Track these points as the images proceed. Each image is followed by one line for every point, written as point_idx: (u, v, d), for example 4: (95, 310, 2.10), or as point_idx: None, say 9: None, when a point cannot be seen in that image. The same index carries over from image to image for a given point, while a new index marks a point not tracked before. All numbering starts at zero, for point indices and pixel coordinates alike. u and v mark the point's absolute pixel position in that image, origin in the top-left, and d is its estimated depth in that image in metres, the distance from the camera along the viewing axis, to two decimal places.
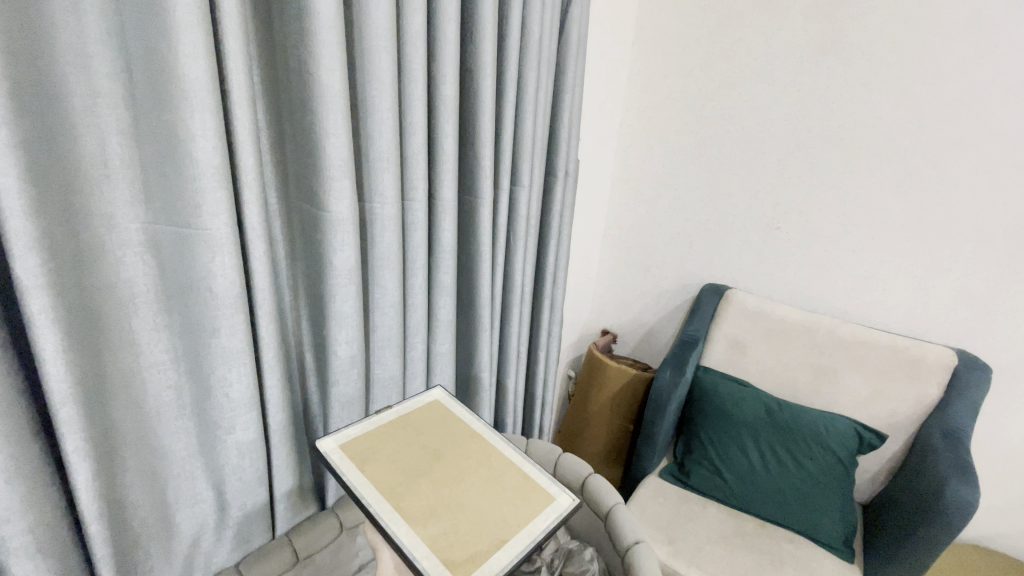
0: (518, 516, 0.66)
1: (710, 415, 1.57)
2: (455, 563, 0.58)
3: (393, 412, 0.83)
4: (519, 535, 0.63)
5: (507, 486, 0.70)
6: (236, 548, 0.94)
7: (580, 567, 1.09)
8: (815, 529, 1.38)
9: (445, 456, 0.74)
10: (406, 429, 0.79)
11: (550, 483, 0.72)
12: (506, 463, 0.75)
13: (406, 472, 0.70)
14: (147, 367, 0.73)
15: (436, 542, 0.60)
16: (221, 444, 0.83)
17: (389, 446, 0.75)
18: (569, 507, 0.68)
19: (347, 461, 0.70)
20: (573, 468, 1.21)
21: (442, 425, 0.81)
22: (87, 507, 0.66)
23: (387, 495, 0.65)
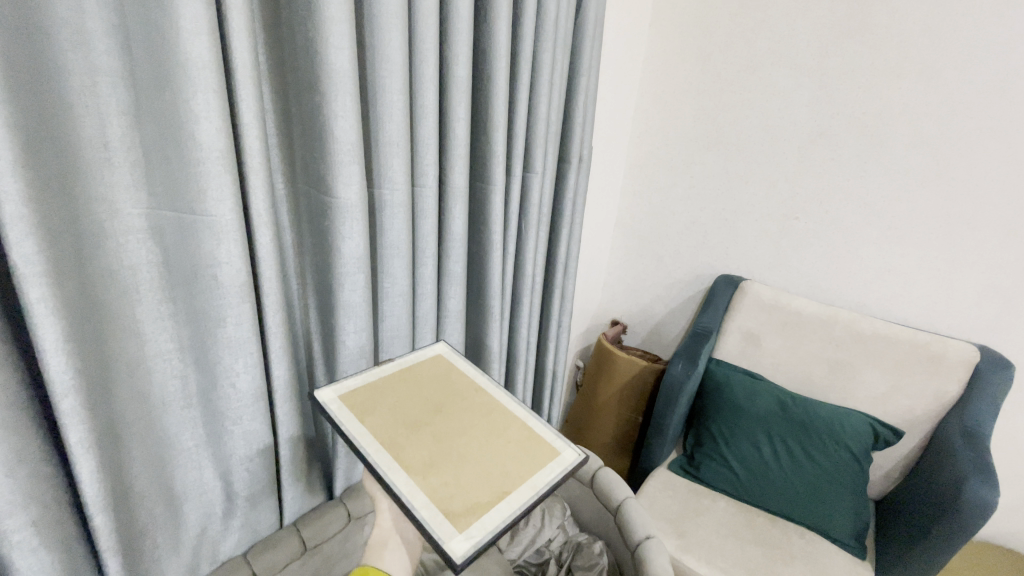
0: (524, 469, 0.63)
1: (722, 409, 1.55)
2: (455, 514, 0.55)
3: (396, 364, 0.80)
4: (524, 488, 0.60)
5: (511, 440, 0.68)
6: (244, 538, 0.94)
7: (589, 561, 1.09)
8: (827, 524, 1.37)
9: (447, 407, 0.72)
10: (408, 382, 0.77)
11: (558, 439, 0.69)
12: (511, 416, 0.72)
13: (406, 423, 0.68)
14: (152, 355, 0.71)
15: (435, 492, 0.58)
16: (228, 435, 0.81)
17: (388, 398, 0.72)
18: (577, 461, 0.65)
19: (345, 412, 0.68)
20: (583, 460, 1.19)
21: (445, 378, 0.79)
22: (91, 501, 0.64)
23: (386, 445, 0.63)
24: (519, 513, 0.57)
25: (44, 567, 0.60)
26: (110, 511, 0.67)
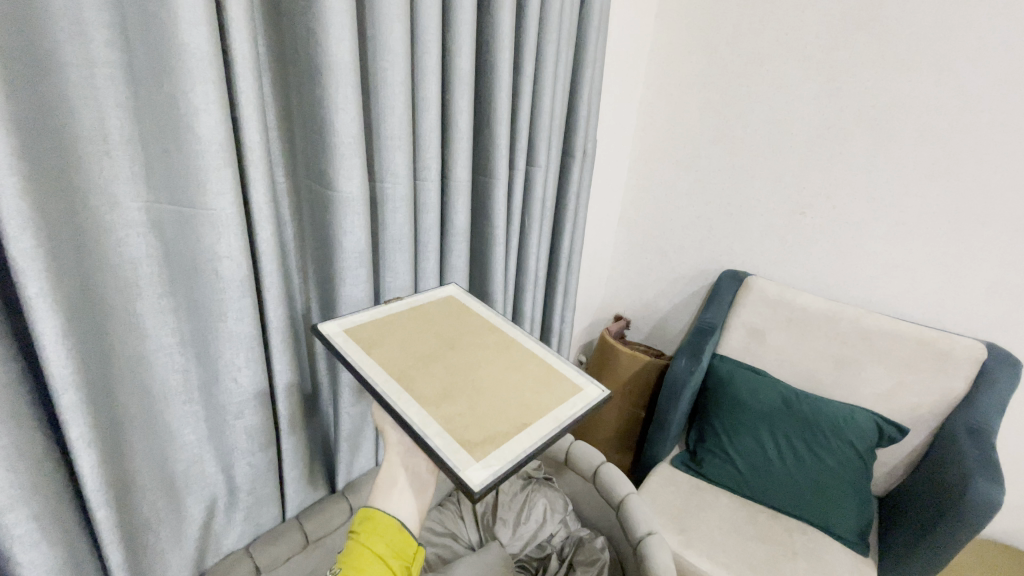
0: (540, 402, 0.63)
1: (725, 405, 1.54)
2: (470, 443, 0.55)
3: (406, 303, 0.81)
4: (540, 419, 0.60)
5: (529, 375, 0.68)
6: (246, 532, 0.94)
7: (591, 556, 1.09)
8: (829, 521, 1.37)
9: (458, 344, 0.72)
10: (419, 319, 0.77)
11: (574, 375, 0.69)
12: (525, 351, 0.73)
13: (417, 357, 0.68)
14: (154, 348, 0.71)
15: (449, 421, 0.57)
16: (229, 430, 0.81)
17: (398, 333, 0.72)
18: (598, 396, 0.65)
19: (352, 344, 0.68)
20: (585, 456, 1.20)
21: (457, 317, 0.79)
22: (92, 495, 0.64)
23: (396, 376, 0.63)
24: (536, 441, 0.57)
25: (46, 561, 0.60)
26: (111, 505, 0.67)
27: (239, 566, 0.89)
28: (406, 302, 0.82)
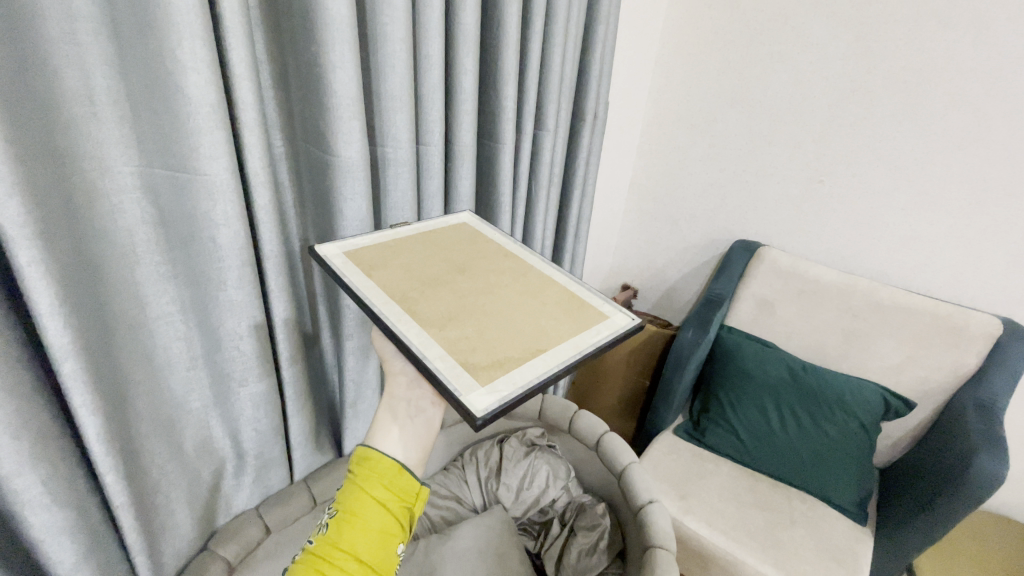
0: (553, 329, 0.62)
1: (731, 375, 1.54)
2: (475, 367, 0.53)
3: (414, 228, 0.80)
4: (553, 345, 0.59)
5: (547, 302, 0.66)
6: (255, 494, 0.96)
7: (592, 521, 1.11)
8: (830, 491, 1.38)
9: (469, 270, 0.71)
10: (429, 245, 0.76)
11: (588, 305, 0.68)
12: (538, 278, 0.72)
13: (424, 281, 0.66)
14: (155, 316, 0.70)
15: (452, 345, 0.56)
16: (235, 396, 0.82)
17: (405, 258, 0.71)
18: (623, 325, 0.63)
19: (352, 267, 0.66)
20: (588, 424, 1.20)
21: (469, 245, 0.78)
22: (102, 462, 0.65)
23: (398, 299, 0.62)
24: (546, 368, 0.55)
25: (62, 524, 0.62)
26: (121, 471, 0.68)
27: (250, 526, 0.92)
28: (417, 228, 0.80)
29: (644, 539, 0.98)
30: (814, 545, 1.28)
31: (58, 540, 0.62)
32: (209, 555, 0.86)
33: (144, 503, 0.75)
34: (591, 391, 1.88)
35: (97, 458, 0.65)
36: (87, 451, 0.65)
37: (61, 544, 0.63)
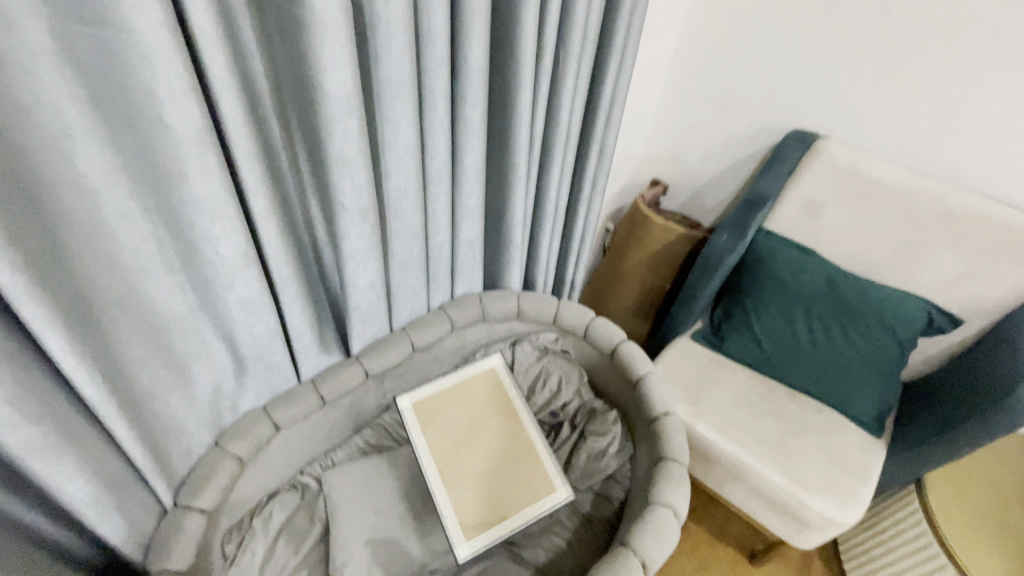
0: (520, 503, 0.92)
1: (763, 284, 1.42)
2: (467, 525, 0.88)
3: (458, 376, 1.06)
4: (522, 513, 0.91)
5: (528, 485, 0.94)
6: (261, 394, 0.94)
7: (603, 427, 1.10)
8: (848, 403, 1.35)
9: (481, 446, 0.97)
10: (462, 398, 1.02)
11: (559, 481, 0.95)
12: (529, 458, 0.97)
13: (453, 447, 0.97)
14: (111, 215, 0.60)
15: (461, 502, 0.90)
16: (222, 302, 0.75)
17: (451, 410, 1.00)
18: (561, 503, 0.92)
19: (417, 414, 0.98)
20: (607, 333, 1.16)
21: (490, 402, 1.03)
22: (75, 374, 0.57)
23: (438, 461, 0.94)
24: (512, 527, 0.89)
25: (47, 442, 0.55)
26: (102, 383, 0.60)
27: (259, 424, 0.91)
28: (456, 378, 1.05)
29: (657, 449, 0.98)
30: (824, 455, 1.28)
31: (50, 460, 0.56)
32: (218, 453, 0.86)
33: (134, 411, 0.69)
34: (604, 291, 1.78)
35: (71, 373, 0.57)
36: (57, 367, 0.57)
37: (53, 464, 0.56)
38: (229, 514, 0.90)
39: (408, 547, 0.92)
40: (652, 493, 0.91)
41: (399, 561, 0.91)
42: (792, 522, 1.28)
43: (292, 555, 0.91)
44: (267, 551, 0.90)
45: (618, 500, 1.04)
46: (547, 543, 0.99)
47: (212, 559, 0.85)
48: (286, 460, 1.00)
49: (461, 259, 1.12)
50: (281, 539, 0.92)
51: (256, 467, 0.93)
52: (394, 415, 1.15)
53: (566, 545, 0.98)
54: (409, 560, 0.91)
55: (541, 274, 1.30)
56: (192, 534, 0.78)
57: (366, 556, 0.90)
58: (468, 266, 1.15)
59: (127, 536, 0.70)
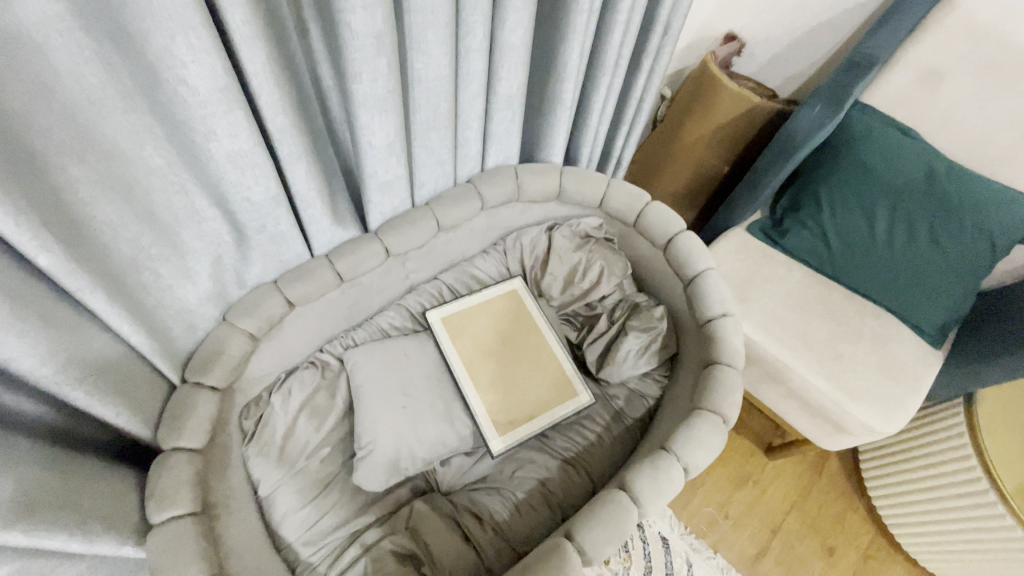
0: (547, 400, 0.95)
1: (845, 169, 1.16)
2: (499, 422, 0.92)
3: (484, 292, 1.04)
4: (544, 414, 0.94)
5: (551, 385, 0.97)
6: (269, 266, 0.85)
7: (646, 323, 0.99)
8: (913, 311, 1.12)
9: (509, 346, 0.99)
10: (489, 314, 1.02)
11: (580, 385, 0.98)
12: (554, 362, 0.99)
13: (481, 351, 0.97)
14: (30, 23, 0.42)
15: (492, 403, 0.93)
16: (206, 156, 0.60)
17: (479, 321, 1.00)
18: (586, 403, 0.96)
19: (445, 331, 0.98)
20: (661, 222, 1.00)
21: (515, 314, 1.03)
22: (15, 237, 0.45)
23: (467, 366, 0.96)
24: (537, 425, 0.93)
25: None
26: (57, 249, 0.49)
27: (269, 300, 0.83)
28: (483, 294, 1.04)
29: (708, 352, 0.89)
30: (876, 363, 1.09)
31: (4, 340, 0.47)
32: (227, 329, 0.80)
33: (112, 284, 0.59)
34: (649, 178, 1.55)
35: (13, 238, 0.45)
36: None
37: (10, 344, 0.47)
38: (245, 390, 0.86)
39: (436, 433, 0.88)
40: (699, 400, 0.84)
41: (426, 447, 0.87)
42: (825, 426, 1.13)
43: (315, 433, 0.88)
44: (289, 428, 0.86)
45: (653, 399, 0.99)
46: (577, 436, 0.96)
47: (230, 434, 0.82)
48: (303, 337, 0.94)
49: (494, 121, 0.93)
50: (303, 416, 0.88)
51: (272, 343, 0.87)
52: (417, 298, 1.06)
53: (596, 440, 0.94)
54: (441, 444, 0.88)
55: (587, 147, 1.10)
56: (206, 411, 0.75)
57: (395, 440, 0.85)
58: (504, 130, 0.95)
59: (132, 416, 0.65)
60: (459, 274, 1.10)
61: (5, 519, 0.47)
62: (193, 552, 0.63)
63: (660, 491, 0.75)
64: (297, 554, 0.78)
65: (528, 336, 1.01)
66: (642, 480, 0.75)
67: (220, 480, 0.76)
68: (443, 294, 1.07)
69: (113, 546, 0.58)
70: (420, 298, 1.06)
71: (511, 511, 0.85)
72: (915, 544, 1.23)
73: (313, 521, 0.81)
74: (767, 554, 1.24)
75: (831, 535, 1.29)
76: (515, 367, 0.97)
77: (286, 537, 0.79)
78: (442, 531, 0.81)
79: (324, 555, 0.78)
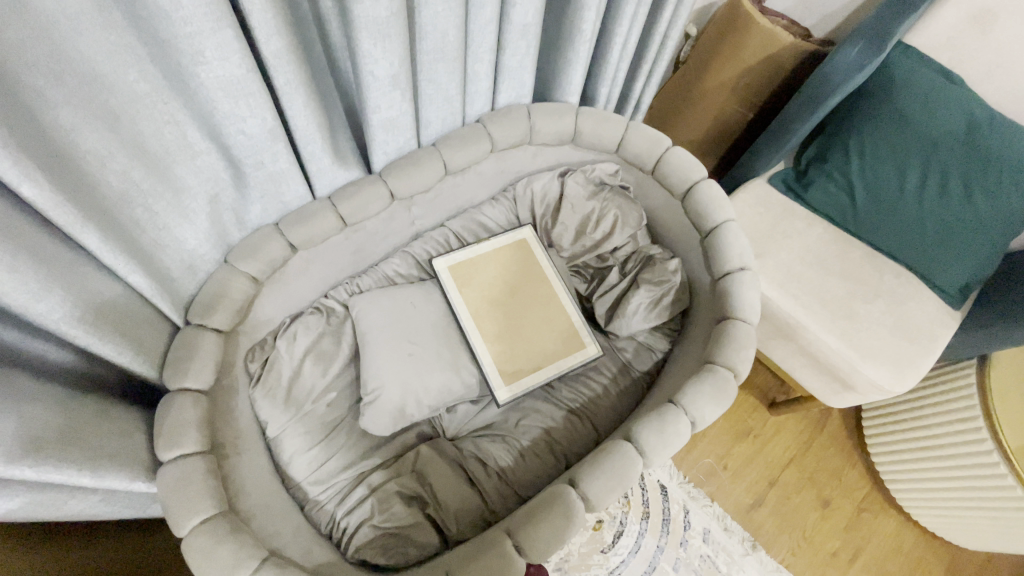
0: (554, 351, 0.94)
1: (879, 117, 1.07)
2: (505, 371, 0.91)
3: (493, 240, 1.00)
4: (551, 364, 0.93)
5: (558, 337, 0.95)
6: (270, 207, 0.82)
7: (659, 276, 0.96)
8: (933, 270, 1.06)
9: (517, 296, 0.97)
10: (498, 262, 0.99)
11: (588, 337, 0.96)
12: (562, 314, 0.97)
13: (488, 300, 0.95)
14: None
15: (498, 353, 0.92)
16: (194, 80, 0.56)
17: (486, 270, 0.98)
18: (593, 356, 0.95)
19: (451, 280, 0.96)
20: (680, 170, 0.94)
21: (524, 263, 1.00)
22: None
23: (473, 315, 0.94)
24: (543, 376, 0.92)
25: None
26: (41, 180, 0.46)
27: (271, 243, 0.80)
28: (491, 242, 1.00)
29: (722, 307, 0.86)
30: (891, 323, 1.04)
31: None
32: (229, 271, 0.78)
33: (105, 219, 0.57)
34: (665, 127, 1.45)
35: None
36: None
37: (0, 280, 0.46)
38: (249, 334, 0.85)
39: (442, 380, 0.87)
40: (710, 354, 0.82)
41: (432, 394, 0.87)
42: (832, 383, 1.08)
43: (321, 377, 0.88)
44: (294, 372, 0.86)
45: (662, 352, 0.97)
46: (583, 387, 0.95)
47: (236, 376, 0.81)
48: (306, 282, 0.92)
49: (507, 53, 0.86)
50: (308, 360, 0.88)
51: (275, 286, 0.86)
52: (423, 245, 1.03)
53: (602, 391, 0.94)
54: (446, 391, 0.88)
55: (605, 86, 1.03)
56: (210, 353, 0.74)
57: (401, 387, 0.85)
58: (517, 64, 0.89)
59: (136, 356, 0.64)
60: (466, 222, 1.06)
61: (12, 454, 0.48)
62: (203, 488, 0.64)
63: (665, 444, 0.74)
64: (305, 492, 0.80)
65: (536, 286, 0.98)
66: (648, 433, 0.75)
67: (228, 420, 0.76)
68: (450, 242, 1.04)
69: (123, 481, 0.59)
70: (425, 246, 1.03)
71: (516, 458, 0.86)
72: (912, 499, 1.25)
73: (320, 462, 0.82)
74: (763, 504, 1.27)
75: (828, 488, 1.31)
76: (522, 317, 0.95)
77: (294, 477, 0.81)
78: (447, 474, 0.82)
79: (332, 495, 0.80)
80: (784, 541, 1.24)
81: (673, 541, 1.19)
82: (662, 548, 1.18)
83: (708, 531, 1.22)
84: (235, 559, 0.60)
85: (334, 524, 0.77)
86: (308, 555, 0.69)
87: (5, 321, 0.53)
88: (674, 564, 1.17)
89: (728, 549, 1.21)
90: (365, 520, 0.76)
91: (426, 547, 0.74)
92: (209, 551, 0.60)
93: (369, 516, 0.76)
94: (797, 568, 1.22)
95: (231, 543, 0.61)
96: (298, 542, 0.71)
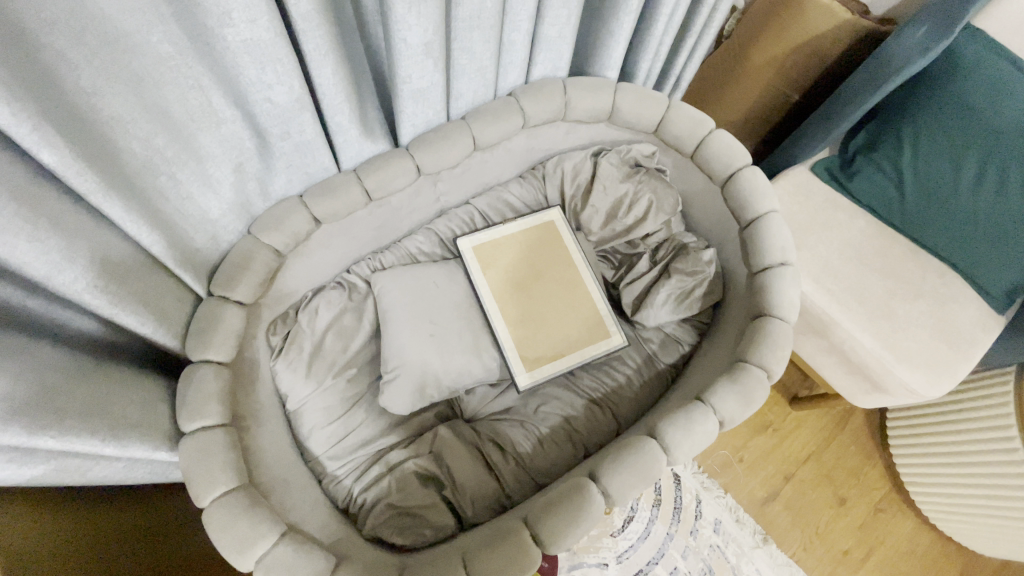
0: (576, 338, 0.91)
1: (938, 106, 0.98)
2: (526, 358, 0.89)
3: (520, 221, 0.97)
4: (574, 352, 0.91)
5: (583, 323, 0.92)
6: (297, 178, 0.80)
7: (693, 267, 0.92)
8: (981, 270, 0.99)
9: (542, 280, 0.94)
10: (524, 244, 0.96)
11: (614, 326, 0.94)
12: (587, 301, 0.94)
13: (512, 283, 0.93)
14: None
15: (521, 339, 0.90)
16: (221, 43, 0.53)
17: (512, 252, 0.95)
18: (618, 345, 0.92)
19: (476, 261, 0.93)
20: (722, 156, 0.89)
21: (551, 246, 0.97)
22: (13, 129, 0.40)
23: (497, 298, 0.92)
24: (565, 364, 0.90)
25: (1, 219, 0.42)
26: (61, 146, 0.44)
27: (295, 215, 0.78)
28: (517, 223, 0.97)
29: (758, 303, 0.83)
30: (931, 325, 0.99)
31: (15, 244, 0.44)
32: (252, 243, 0.76)
33: (127, 186, 0.55)
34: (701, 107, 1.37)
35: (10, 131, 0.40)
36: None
37: (22, 250, 0.45)
38: (272, 306, 0.85)
39: (463, 362, 0.86)
40: (744, 353, 0.79)
41: (452, 375, 0.85)
42: (862, 384, 1.04)
43: (342, 353, 0.87)
44: (316, 346, 0.85)
45: (689, 345, 0.95)
46: (605, 376, 0.93)
47: (257, 348, 0.81)
48: (330, 255, 0.90)
49: (546, 22, 0.81)
50: (330, 335, 0.87)
51: (297, 259, 0.84)
52: (447, 223, 1.00)
53: (625, 382, 0.92)
54: (466, 373, 0.86)
55: (647, 61, 0.97)
56: (233, 325, 0.73)
57: (421, 367, 0.84)
58: (556, 34, 0.84)
59: (158, 327, 0.64)
60: (492, 200, 1.03)
61: (37, 424, 0.47)
62: (224, 460, 0.65)
63: (692, 442, 0.72)
64: (324, 466, 0.80)
65: (563, 271, 0.95)
66: (674, 431, 0.72)
67: (249, 393, 0.76)
68: (475, 221, 1.01)
69: (146, 451, 0.60)
70: (450, 223, 1.00)
71: (534, 445, 0.85)
72: (932, 502, 1.22)
73: (340, 437, 0.82)
74: (777, 498, 1.25)
75: (845, 487, 1.28)
76: (546, 302, 0.93)
77: (313, 450, 0.81)
78: (465, 458, 0.81)
79: (350, 470, 0.80)
80: (795, 536, 1.22)
81: (684, 529, 1.19)
82: (672, 535, 1.18)
83: (719, 522, 1.21)
84: (254, 532, 0.61)
85: (351, 498, 0.78)
86: (325, 530, 0.69)
87: (27, 285, 0.52)
88: (683, 552, 1.17)
89: (739, 540, 1.20)
90: (382, 498, 0.76)
91: (441, 530, 0.74)
92: (228, 524, 0.61)
93: (386, 493, 0.76)
94: (807, 564, 1.20)
95: (250, 517, 0.62)
96: (316, 516, 0.71)
